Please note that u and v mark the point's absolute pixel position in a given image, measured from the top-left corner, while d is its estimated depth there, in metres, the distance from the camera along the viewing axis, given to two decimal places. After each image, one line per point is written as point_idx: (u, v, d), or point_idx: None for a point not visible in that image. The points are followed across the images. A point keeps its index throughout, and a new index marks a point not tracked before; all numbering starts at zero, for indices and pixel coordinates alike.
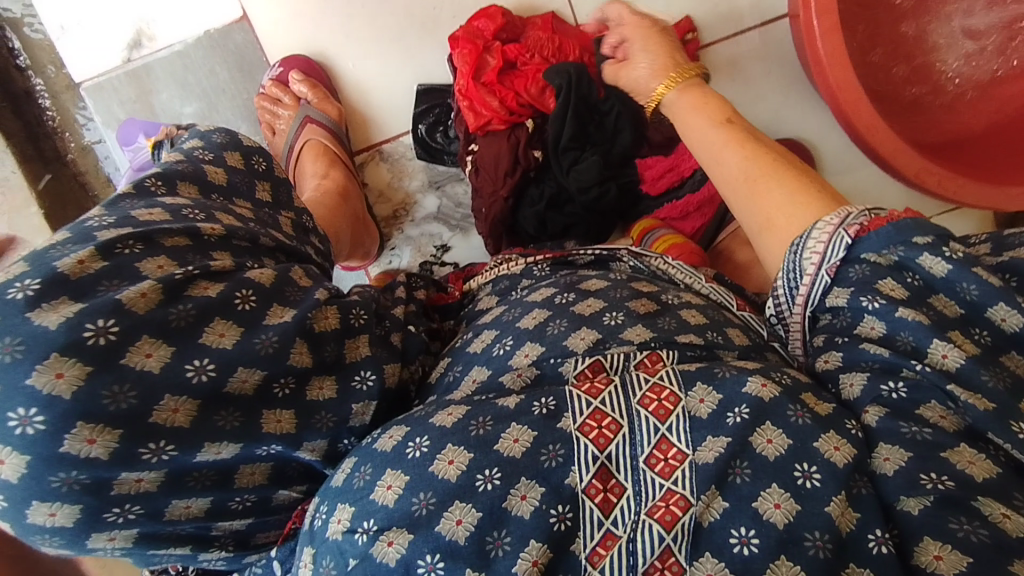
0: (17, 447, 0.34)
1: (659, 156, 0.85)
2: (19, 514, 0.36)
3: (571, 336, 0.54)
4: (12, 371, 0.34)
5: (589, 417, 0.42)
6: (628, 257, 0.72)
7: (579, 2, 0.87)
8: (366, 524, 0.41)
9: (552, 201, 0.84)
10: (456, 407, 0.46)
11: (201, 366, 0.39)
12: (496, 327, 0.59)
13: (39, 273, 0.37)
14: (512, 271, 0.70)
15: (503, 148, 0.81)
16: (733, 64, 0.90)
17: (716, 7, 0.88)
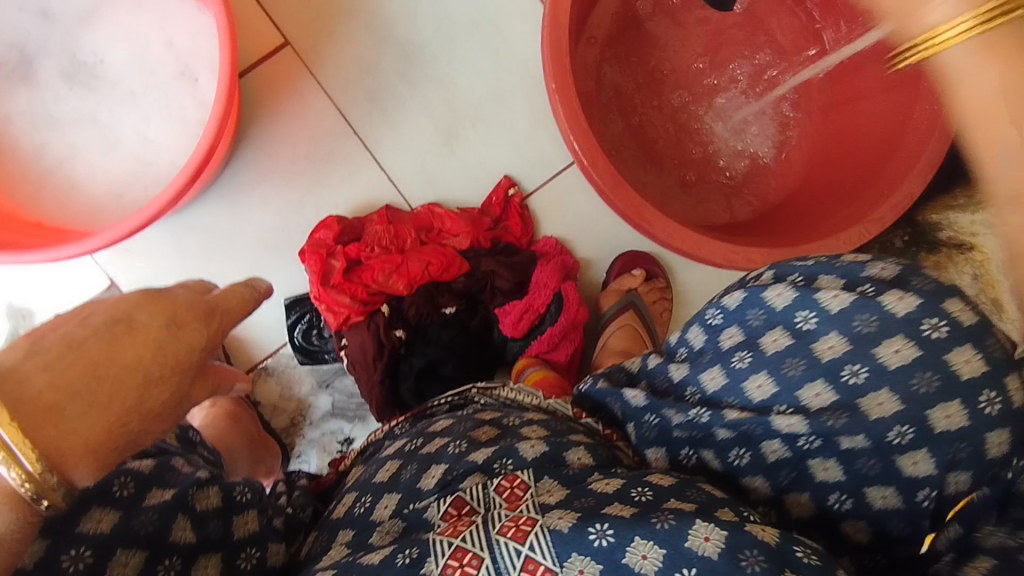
0: None
1: (515, 301, 0.91)
2: None
3: (422, 477, 0.57)
4: None
5: (452, 557, 0.47)
6: (480, 394, 0.75)
7: (408, 189, 0.98)
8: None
9: (425, 371, 0.87)
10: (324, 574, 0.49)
11: (79, 553, 0.48)
12: (355, 489, 0.62)
13: None
14: (376, 439, 0.73)
15: (366, 337, 0.86)
16: (559, 202, 0.99)
17: (530, 161, 0.99)
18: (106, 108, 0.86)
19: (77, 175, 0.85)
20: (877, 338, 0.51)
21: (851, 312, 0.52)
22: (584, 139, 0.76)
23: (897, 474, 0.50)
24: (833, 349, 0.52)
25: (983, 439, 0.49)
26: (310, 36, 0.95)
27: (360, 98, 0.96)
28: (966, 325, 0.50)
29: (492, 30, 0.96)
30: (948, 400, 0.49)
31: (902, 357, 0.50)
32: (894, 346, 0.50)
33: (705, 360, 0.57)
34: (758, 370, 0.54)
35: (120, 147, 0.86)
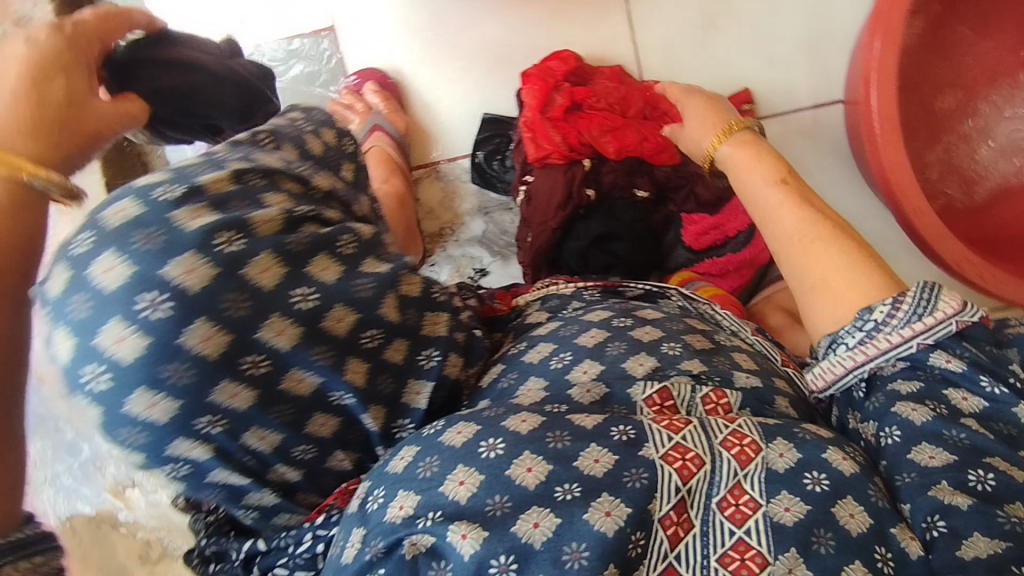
0: (139, 328, 0.33)
1: (705, 214, 0.88)
2: (116, 400, 0.34)
3: (630, 358, 0.56)
4: (151, 256, 0.34)
5: (671, 450, 0.46)
6: (678, 297, 0.73)
7: (647, 59, 0.92)
8: (433, 513, 0.43)
9: (598, 239, 0.85)
10: (528, 415, 0.48)
11: (256, 360, 0.37)
12: (553, 340, 0.59)
13: (183, 182, 0.37)
14: (564, 293, 0.71)
15: (558, 180, 0.85)
16: (786, 139, 0.94)
17: (776, 84, 0.92)
18: None
19: None
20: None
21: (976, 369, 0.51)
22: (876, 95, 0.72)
23: None
24: (949, 363, 0.52)
25: None
26: None
27: None
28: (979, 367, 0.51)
29: None
30: None
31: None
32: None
33: None
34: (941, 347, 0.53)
35: None
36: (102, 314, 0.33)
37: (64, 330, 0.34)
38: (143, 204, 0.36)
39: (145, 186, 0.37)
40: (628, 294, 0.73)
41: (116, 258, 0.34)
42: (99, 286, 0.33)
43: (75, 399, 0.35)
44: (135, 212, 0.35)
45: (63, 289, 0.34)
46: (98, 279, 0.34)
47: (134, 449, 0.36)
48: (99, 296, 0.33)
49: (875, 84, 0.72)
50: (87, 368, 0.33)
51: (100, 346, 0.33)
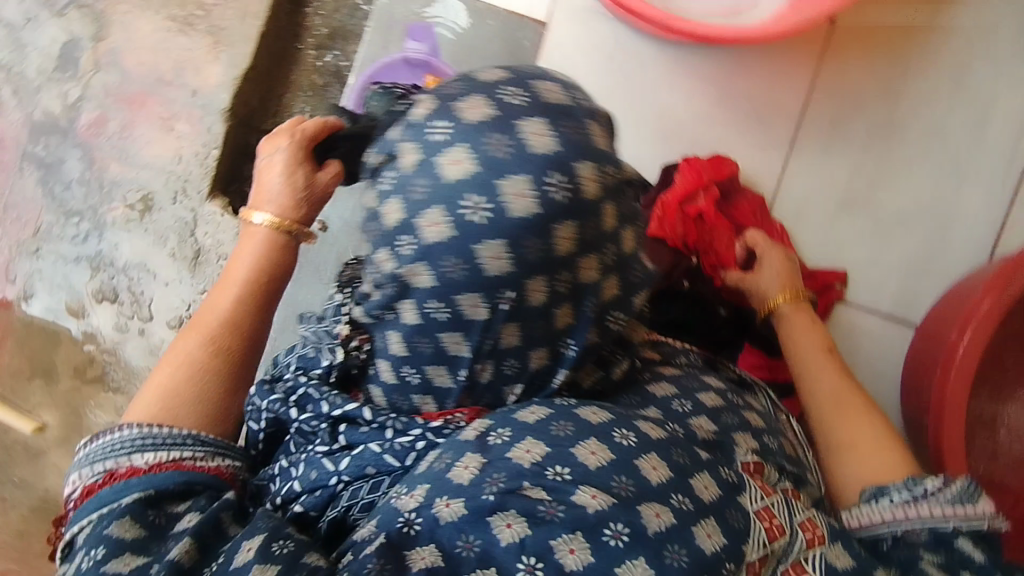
0: (456, 219, 0.38)
1: (765, 354, 0.92)
2: (400, 261, 0.40)
3: (742, 430, 0.54)
4: (494, 161, 0.38)
5: (761, 511, 0.46)
6: (764, 394, 0.72)
7: (780, 200, 0.98)
8: (560, 467, 0.43)
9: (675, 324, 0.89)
10: (655, 424, 0.47)
11: (512, 294, 0.40)
12: (678, 377, 0.57)
13: (532, 98, 0.40)
14: (675, 345, 0.69)
15: (665, 260, 0.90)
16: (857, 331, 0.99)
17: (867, 284, 0.98)
18: None
19: None
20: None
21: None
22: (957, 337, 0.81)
23: None
24: (973, 552, 0.52)
25: None
26: (848, 30, 0.94)
27: (826, 113, 0.96)
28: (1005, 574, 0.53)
29: (959, 172, 0.94)
30: None
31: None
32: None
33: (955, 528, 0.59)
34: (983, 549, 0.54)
35: None
36: (435, 192, 0.38)
37: (412, 149, 0.39)
38: (498, 107, 0.39)
39: (499, 88, 0.40)
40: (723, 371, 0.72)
41: (465, 150, 0.39)
42: (443, 168, 0.39)
43: (370, 239, 0.41)
44: (491, 113, 0.39)
45: (412, 151, 0.40)
46: (444, 162, 0.39)
47: (378, 299, 0.41)
48: (440, 175, 0.39)
49: (969, 329, 0.79)
50: (397, 227, 0.39)
51: (419, 216, 0.39)
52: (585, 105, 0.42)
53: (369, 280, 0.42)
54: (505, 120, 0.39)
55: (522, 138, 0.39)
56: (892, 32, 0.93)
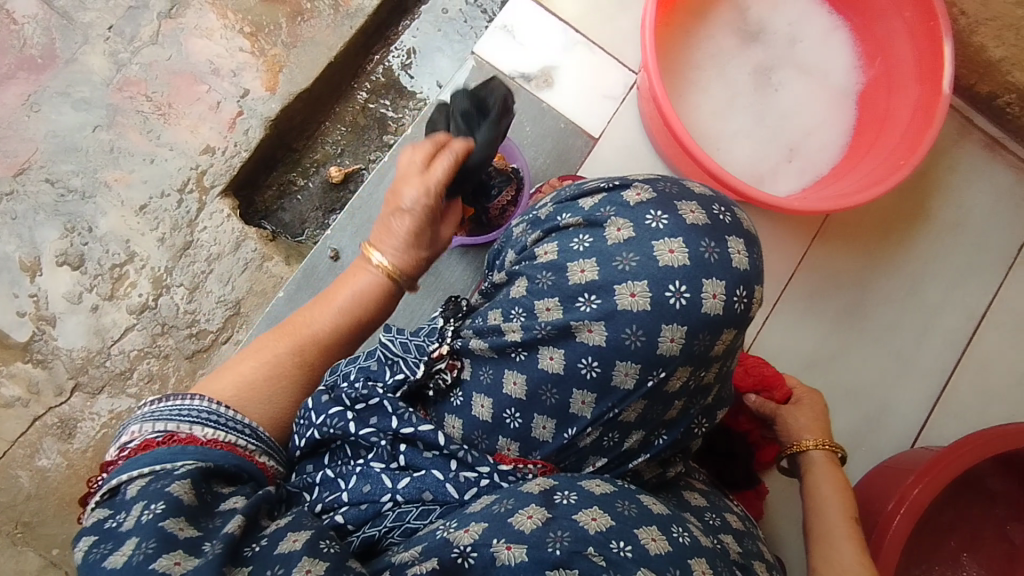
0: (651, 300, 0.56)
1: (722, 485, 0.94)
2: (580, 318, 0.57)
3: (756, 560, 0.58)
4: (685, 268, 0.56)
5: None
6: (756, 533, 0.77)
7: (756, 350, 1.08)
8: (623, 543, 0.48)
9: None
10: (700, 533, 0.53)
11: (630, 371, 0.57)
12: (706, 502, 0.63)
13: (712, 235, 0.58)
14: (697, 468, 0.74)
15: None
16: None
17: None
18: (742, 102, 1.05)
19: (688, 98, 1.04)
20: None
21: None
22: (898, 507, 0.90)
23: None
24: None
25: None
26: (837, 227, 1.11)
27: (807, 287, 1.10)
28: None
29: (903, 368, 1.09)
30: None
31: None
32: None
33: None
34: None
35: (720, 120, 1.04)
36: (638, 274, 0.56)
37: (608, 268, 0.57)
38: (683, 239, 0.57)
39: (687, 220, 0.58)
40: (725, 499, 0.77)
41: (678, 248, 0.57)
42: (657, 258, 0.56)
43: (558, 296, 0.59)
44: (681, 247, 0.57)
45: (623, 242, 0.58)
46: (661, 254, 0.56)
47: (545, 340, 0.58)
48: (649, 266, 0.56)
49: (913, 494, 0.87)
50: (587, 297, 0.57)
51: (616, 293, 0.56)
52: (720, 223, 0.59)
53: (518, 325, 0.59)
54: (691, 274, 0.56)
55: (697, 297, 0.56)
56: (870, 240, 1.11)
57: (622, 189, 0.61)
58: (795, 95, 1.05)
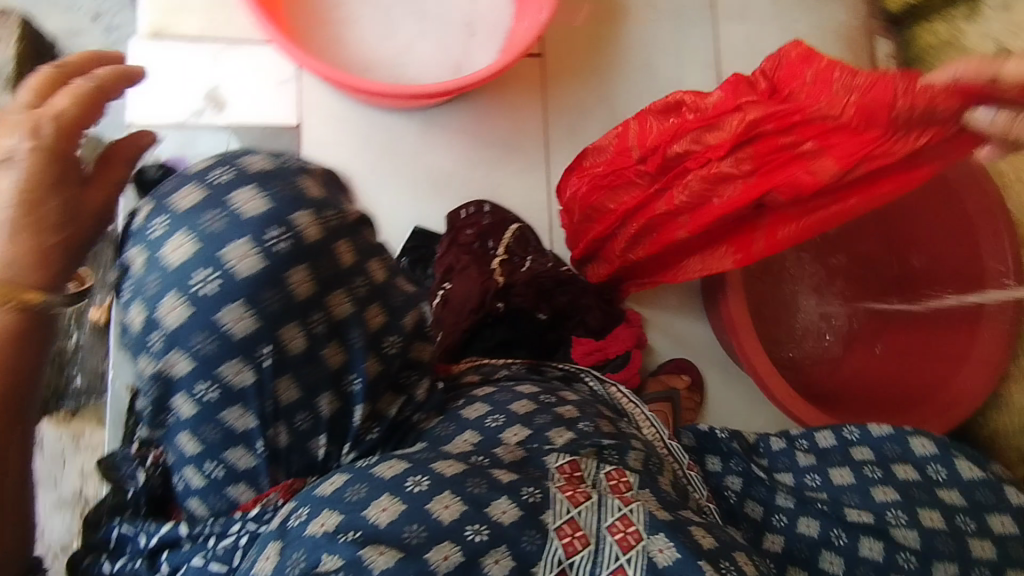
0: (251, 314, 0.51)
1: (592, 338, 1.04)
2: (208, 370, 0.51)
3: (552, 429, 0.63)
4: (267, 264, 0.51)
5: (564, 523, 0.54)
6: (591, 381, 0.79)
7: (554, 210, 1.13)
8: (353, 532, 0.49)
9: (502, 342, 1.00)
10: (454, 462, 0.56)
11: (291, 376, 0.53)
12: (487, 402, 0.66)
13: (268, 212, 0.51)
14: (494, 364, 0.78)
15: (474, 289, 0.98)
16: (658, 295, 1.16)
17: None
18: (394, 10, 1.01)
19: (350, 38, 0.99)
20: (937, 475, 0.83)
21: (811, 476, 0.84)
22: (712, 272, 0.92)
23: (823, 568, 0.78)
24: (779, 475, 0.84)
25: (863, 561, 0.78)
26: (557, 65, 1.14)
27: (563, 129, 1.14)
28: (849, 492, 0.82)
29: None
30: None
31: (927, 512, 0.79)
32: (886, 490, 0.80)
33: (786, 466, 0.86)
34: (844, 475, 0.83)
35: (391, 39, 1.00)
36: (227, 301, 0.50)
37: (193, 305, 0.50)
38: (249, 237, 0.51)
39: (238, 214, 0.51)
40: (549, 373, 0.80)
41: (246, 250, 0.50)
42: (235, 272, 0.50)
43: (170, 358, 0.50)
44: (249, 245, 0.50)
45: (186, 274, 0.50)
46: (235, 266, 0.50)
47: (193, 407, 0.52)
48: (229, 284, 0.50)
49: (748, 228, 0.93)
50: (195, 346, 0.50)
51: (218, 327, 0.50)
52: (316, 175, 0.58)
53: (172, 404, 0.52)
54: (271, 268, 0.51)
55: (296, 233, 0.52)
56: (590, 57, 1.16)
57: (167, 198, 0.52)
58: None
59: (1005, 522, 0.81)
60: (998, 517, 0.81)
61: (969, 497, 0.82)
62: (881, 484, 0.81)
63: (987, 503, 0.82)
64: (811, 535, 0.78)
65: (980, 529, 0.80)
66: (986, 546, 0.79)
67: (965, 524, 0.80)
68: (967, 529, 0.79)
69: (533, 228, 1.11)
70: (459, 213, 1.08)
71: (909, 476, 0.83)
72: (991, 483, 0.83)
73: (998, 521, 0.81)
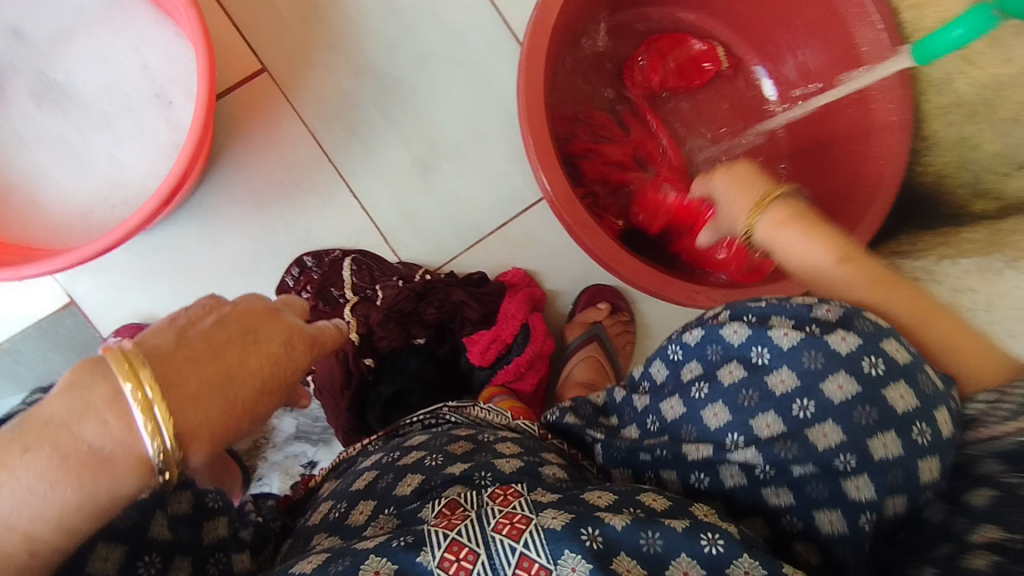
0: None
1: (483, 331, 0.94)
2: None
3: (398, 485, 0.61)
4: None
5: (448, 549, 0.46)
6: (449, 413, 0.78)
7: (379, 217, 0.99)
8: None
9: (392, 400, 0.88)
10: (315, 555, 0.49)
11: None
12: (332, 497, 0.67)
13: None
14: (349, 456, 0.77)
15: (333, 363, 0.87)
16: (532, 234, 1.02)
17: (501, 198, 1.02)
18: (72, 131, 0.85)
19: (42, 194, 0.84)
20: (815, 378, 0.54)
21: (738, 386, 0.57)
22: (556, 184, 0.80)
23: (763, 506, 0.53)
24: (675, 409, 0.60)
25: (865, 445, 0.52)
26: (289, 66, 0.96)
27: (338, 129, 0.98)
28: (775, 393, 0.55)
29: (471, 67, 1.00)
30: (884, 431, 0.52)
31: (818, 427, 0.53)
32: (715, 409, 0.57)
33: (666, 391, 0.62)
34: (716, 400, 0.57)
35: (90, 167, 0.85)
36: None
37: None
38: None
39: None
40: (405, 431, 0.76)
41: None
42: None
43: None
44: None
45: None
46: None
47: None
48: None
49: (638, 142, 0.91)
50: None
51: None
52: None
53: None
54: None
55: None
56: (319, 35, 0.97)
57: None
58: (87, 68, 0.85)
59: (943, 412, 0.55)
60: (831, 379, 0.54)
61: (885, 378, 0.54)
62: (709, 403, 0.58)
63: (900, 366, 0.55)
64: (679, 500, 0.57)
65: (882, 418, 0.52)
66: (835, 517, 0.51)
67: (860, 413, 0.52)
68: (867, 424, 0.52)
69: (368, 251, 0.99)
70: (287, 284, 0.96)
71: (738, 379, 0.58)
72: (880, 346, 0.55)
73: (901, 396, 0.53)
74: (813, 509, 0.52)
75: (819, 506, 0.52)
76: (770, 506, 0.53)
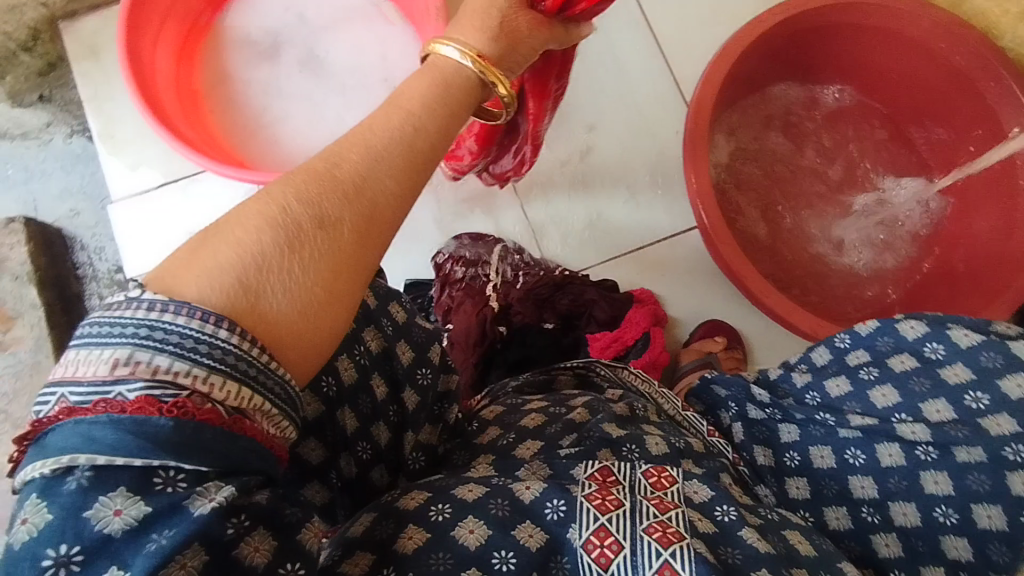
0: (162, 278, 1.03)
1: (606, 330, 1.01)
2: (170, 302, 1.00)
3: (562, 437, 0.62)
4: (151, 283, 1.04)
5: (594, 532, 0.47)
6: (604, 369, 0.81)
7: (534, 217, 1.12)
8: (444, 507, 0.50)
9: (515, 366, 0.98)
10: (476, 485, 0.52)
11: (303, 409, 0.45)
12: (499, 424, 0.66)
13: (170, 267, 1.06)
14: (489, 391, 0.78)
15: (472, 321, 0.98)
16: (664, 261, 1.11)
17: (641, 224, 1.12)
18: (320, 93, 1.06)
19: (285, 133, 1.04)
20: (991, 377, 0.61)
21: (910, 375, 0.64)
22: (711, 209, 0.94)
23: (978, 509, 0.58)
24: (841, 387, 0.67)
25: None
26: None
27: None
28: (949, 383, 0.63)
29: (637, 110, 1.15)
30: None
31: (991, 418, 0.60)
32: (885, 390, 0.64)
33: (832, 372, 0.69)
34: (887, 383, 0.65)
35: (323, 122, 1.05)
36: None
37: None
38: None
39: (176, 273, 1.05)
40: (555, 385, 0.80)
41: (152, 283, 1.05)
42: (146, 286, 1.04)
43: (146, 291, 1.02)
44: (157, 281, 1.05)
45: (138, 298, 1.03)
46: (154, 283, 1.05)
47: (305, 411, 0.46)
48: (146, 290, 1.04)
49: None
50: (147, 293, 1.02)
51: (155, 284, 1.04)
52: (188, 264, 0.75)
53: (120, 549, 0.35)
54: None
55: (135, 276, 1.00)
56: None
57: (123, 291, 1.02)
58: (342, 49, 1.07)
59: None
60: (1010, 379, 0.61)
61: None
62: (878, 385, 0.65)
63: None
64: (825, 468, 0.63)
65: None
66: (995, 512, 0.57)
67: None
68: None
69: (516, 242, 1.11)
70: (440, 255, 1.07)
71: (910, 368, 0.65)
72: None
73: None
74: (974, 500, 0.58)
75: (980, 499, 0.58)
76: (928, 492, 0.59)
